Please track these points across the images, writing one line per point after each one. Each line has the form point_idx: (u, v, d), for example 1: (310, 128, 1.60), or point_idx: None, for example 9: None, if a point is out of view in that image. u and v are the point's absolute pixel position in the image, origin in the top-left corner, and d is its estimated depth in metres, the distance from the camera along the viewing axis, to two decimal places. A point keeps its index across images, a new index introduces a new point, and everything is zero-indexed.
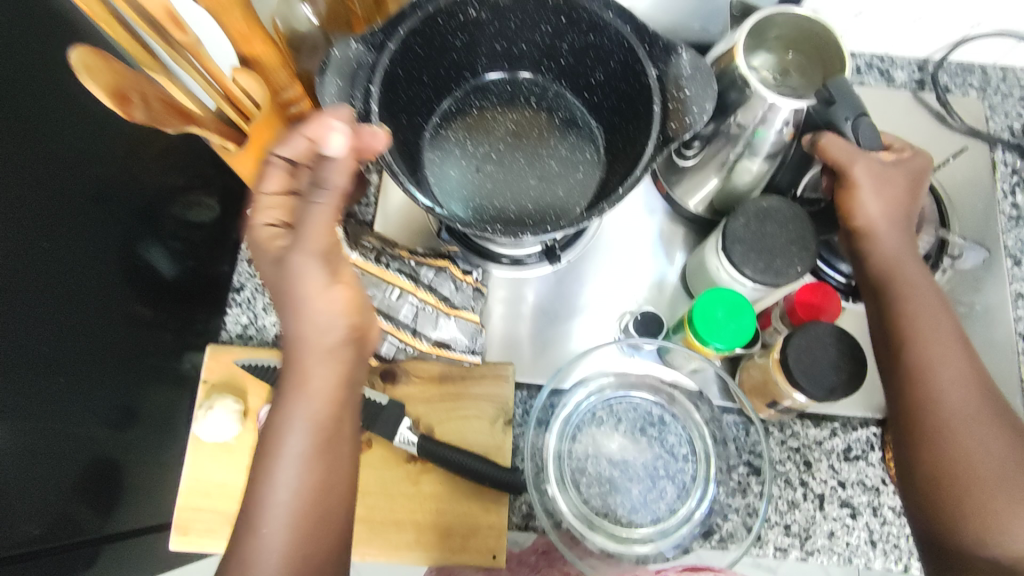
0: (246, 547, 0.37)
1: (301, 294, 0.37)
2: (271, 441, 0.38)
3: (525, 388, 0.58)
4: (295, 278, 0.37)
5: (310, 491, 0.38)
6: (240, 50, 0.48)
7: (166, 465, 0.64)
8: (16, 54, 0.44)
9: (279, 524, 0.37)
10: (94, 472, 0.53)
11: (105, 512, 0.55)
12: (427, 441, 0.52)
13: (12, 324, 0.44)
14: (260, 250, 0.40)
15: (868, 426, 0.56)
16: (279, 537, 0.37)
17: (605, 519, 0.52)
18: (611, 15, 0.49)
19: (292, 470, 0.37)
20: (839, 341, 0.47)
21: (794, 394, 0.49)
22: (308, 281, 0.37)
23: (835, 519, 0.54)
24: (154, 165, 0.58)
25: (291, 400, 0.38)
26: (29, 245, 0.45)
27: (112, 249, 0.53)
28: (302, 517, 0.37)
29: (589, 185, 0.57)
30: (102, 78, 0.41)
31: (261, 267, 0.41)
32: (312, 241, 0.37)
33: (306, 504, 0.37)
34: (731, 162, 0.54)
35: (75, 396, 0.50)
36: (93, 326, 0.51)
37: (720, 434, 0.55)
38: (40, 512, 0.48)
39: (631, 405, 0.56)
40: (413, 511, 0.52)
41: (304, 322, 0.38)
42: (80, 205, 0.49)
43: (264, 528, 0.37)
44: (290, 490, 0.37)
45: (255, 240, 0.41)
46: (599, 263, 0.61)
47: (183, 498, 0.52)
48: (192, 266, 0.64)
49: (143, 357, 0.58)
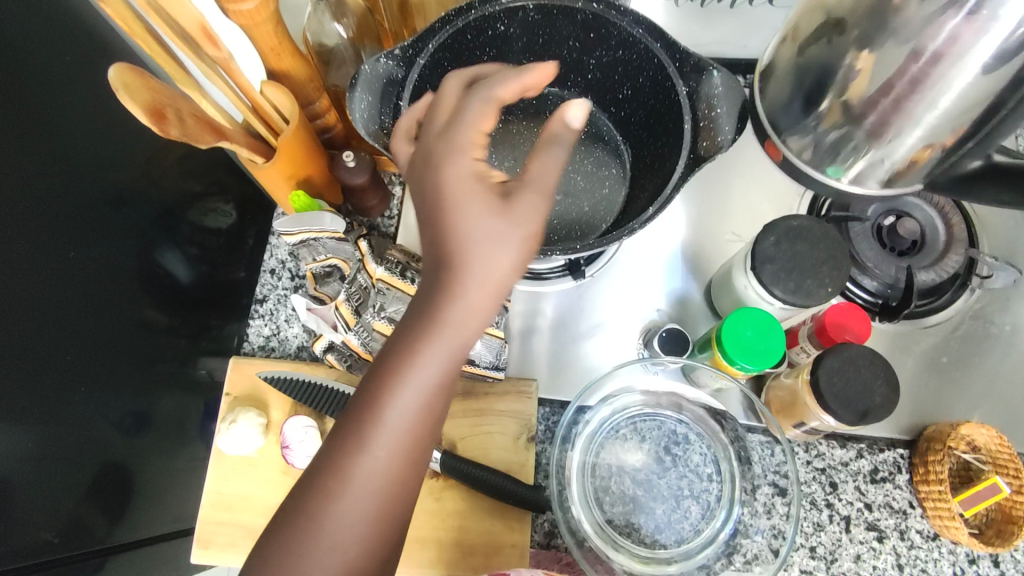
0: (345, 464, 0.33)
1: (515, 228, 0.34)
2: (407, 362, 0.33)
3: (547, 404, 0.58)
4: (526, 213, 0.34)
5: (424, 422, 0.34)
6: (270, 64, 0.49)
7: (184, 472, 0.63)
8: (38, 62, 0.45)
9: (393, 449, 0.33)
10: (113, 479, 0.52)
11: (115, 518, 0.53)
12: (450, 458, 0.52)
13: (37, 332, 0.44)
14: (470, 186, 0.34)
15: (895, 448, 0.55)
16: (386, 463, 0.33)
17: (628, 539, 0.51)
18: (640, 32, 0.49)
19: (421, 395, 0.33)
20: (871, 363, 0.46)
21: (823, 416, 0.48)
22: (533, 219, 0.34)
23: (861, 542, 0.53)
24: (173, 172, 0.59)
25: (445, 327, 0.34)
26: (53, 255, 0.46)
27: (131, 258, 0.54)
28: (410, 449, 0.34)
29: (614, 203, 0.57)
30: (141, 95, 0.41)
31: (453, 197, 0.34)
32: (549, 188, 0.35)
33: (420, 435, 0.34)
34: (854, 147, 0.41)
35: (95, 401, 0.50)
36: (113, 332, 0.52)
37: (744, 454, 0.54)
38: (55, 517, 0.47)
39: (656, 423, 0.55)
40: (436, 528, 0.52)
41: (499, 250, 0.34)
42: (98, 212, 0.50)
43: (379, 449, 0.33)
44: (410, 415, 0.34)
45: (461, 176, 0.34)
46: (623, 282, 0.61)
47: (204, 511, 0.52)
48: (207, 272, 0.64)
49: (160, 362, 0.58)
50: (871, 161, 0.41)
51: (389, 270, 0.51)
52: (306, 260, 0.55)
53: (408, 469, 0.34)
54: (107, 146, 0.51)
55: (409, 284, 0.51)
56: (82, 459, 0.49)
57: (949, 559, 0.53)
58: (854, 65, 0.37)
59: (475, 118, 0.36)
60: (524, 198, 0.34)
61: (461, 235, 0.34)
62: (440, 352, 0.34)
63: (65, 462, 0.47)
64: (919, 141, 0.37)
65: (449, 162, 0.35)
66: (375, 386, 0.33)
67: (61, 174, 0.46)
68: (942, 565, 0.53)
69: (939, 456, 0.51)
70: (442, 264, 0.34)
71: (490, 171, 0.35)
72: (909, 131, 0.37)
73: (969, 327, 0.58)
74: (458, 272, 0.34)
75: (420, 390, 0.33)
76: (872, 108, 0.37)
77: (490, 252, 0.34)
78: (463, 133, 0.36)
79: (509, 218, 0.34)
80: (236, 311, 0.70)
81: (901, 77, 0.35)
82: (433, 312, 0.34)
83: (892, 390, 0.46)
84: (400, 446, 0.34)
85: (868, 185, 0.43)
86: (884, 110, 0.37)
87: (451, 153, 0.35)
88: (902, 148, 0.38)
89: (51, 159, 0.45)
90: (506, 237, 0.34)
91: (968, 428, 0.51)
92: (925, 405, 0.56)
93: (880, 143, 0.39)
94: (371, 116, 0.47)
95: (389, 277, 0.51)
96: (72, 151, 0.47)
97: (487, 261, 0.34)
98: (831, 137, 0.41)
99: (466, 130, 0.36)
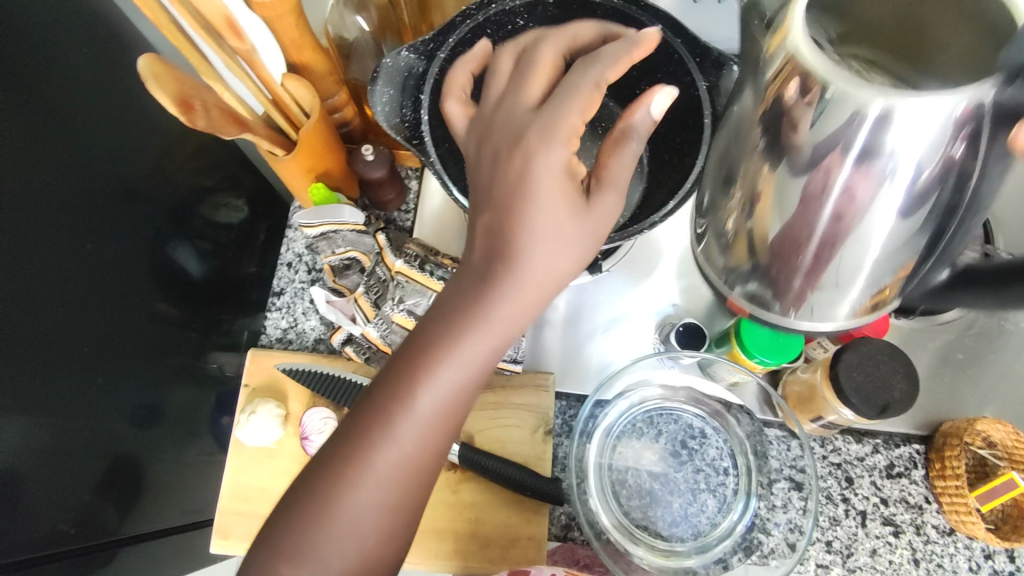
0: (370, 448, 0.35)
1: (579, 230, 0.36)
2: (447, 348, 0.35)
3: (564, 398, 0.58)
4: (598, 212, 0.37)
5: (457, 409, 0.36)
6: (291, 57, 0.50)
7: (194, 466, 0.63)
8: (60, 56, 0.45)
9: (420, 440, 0.36)
10: (121, 468, 0.51)
11: (123, 510, 0.52)
12: (467, 449, 0.53)
13: (52, 325, 0.44)
14: (558, 181, 0.36)
15: (910, 444, 0.56)
16: (415, 442, 0.35)
17: (645, 531, 0.52)
18: (661, 26, 0.50)
19: (460, 382, 0.36)
20: (886, 357, 0.46)
21: (841, 410, 0.48)
22: (597, 219, 0.37)
23: (877, 537, 0.53)
24: (187, 165, 0.59)
25: (489, 324, 0.36)
26: (71, 247, 0.46)
27: (145, 252, 0.54)
28: (437, 439, 0.36)
29: (632, 199, 0.54)
30: (169, 86, 0.41)
31: (544, 182, 0.35)
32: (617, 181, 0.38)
33: (447, 429, 0.36)
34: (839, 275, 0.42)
35: (108, 393, 0.50)
36: (125, 324, 0.52)
37: (761, 448, 0.54)
38: (64, 506, 0.46)
39: (672, 417, 0.56)
40: (453, 520, 0.53)
41: (561, 255, 0.36)
42: (114, 204, 0.50)
43: (409, 440, 0.35)
44: (440, 409, 0.36)
45: (553, 166, 0.36)
46: (639, 275, 0.61)
47: (223, 502, 0.53)
48: (217, 266, 0.65)
49: (171, 355, 0.58)
50: (828, 293, 0.44)
51: (407, 263, 0.51)
52: (325, 252, 0.55)
53: (434, 451, 0.36)
54: (119, 136, 0.51)
55: (427, 277, 0.51)
56: (95, 451, 0.48)
57: (965, 554, 0.53)
58: (756, 193, 0.41)
59: (578, 101, 0.36)
60: (602, 199, 0.37)
61: (532, 236, 0.35)
62: (480, 351, 0.36)
63: (79, 453, 0.47)
64: (869, 268, 0.41)
65: (544, 150, 0.36)
66: (415, 367, 0.35)
67: (75, 164, 0.46)
68: (958, 560, 0.53)
69: (956, 451, 0.51)
70: (494, 264, 0.36)
71: (576, 165, 0.37)
72: (849, 268, 0.41)
73: (985, 323, 0.58)
74: (511, 266, 0.36)
75: (453, 386, 0.36)
76: (786, 259, 0.43)
77: (549, 257, 0.36)
78: (564, 123, 0.36)
79: (584, 225, 0.36)
80: (244, 307, 0.70)
81: (809, 232, 0.40)
82: (479, 303, 0.36)
83: (911, 385, 0.46)
84: (428, 436, 0.36)
85: (837, 316, 0.46)
86: (805, 270, 0.42)
87: (546, 141, 0.36)
88: (841, 297, 0.44)
89: (64, 148, 0.45)
90: (567, 242, 0.36)
91: (985, 423, 0.51)
92: (940, 401, 0.56)
93: (811, 290, 0.44)
94: (393, 109, 0.48)
95: (408, 270, 0.51)
96: (83, 140, 0.47)
97: (547, 264, 0.36)
98: (753, 288, 0.47)
99: (570, 118, 0.36)
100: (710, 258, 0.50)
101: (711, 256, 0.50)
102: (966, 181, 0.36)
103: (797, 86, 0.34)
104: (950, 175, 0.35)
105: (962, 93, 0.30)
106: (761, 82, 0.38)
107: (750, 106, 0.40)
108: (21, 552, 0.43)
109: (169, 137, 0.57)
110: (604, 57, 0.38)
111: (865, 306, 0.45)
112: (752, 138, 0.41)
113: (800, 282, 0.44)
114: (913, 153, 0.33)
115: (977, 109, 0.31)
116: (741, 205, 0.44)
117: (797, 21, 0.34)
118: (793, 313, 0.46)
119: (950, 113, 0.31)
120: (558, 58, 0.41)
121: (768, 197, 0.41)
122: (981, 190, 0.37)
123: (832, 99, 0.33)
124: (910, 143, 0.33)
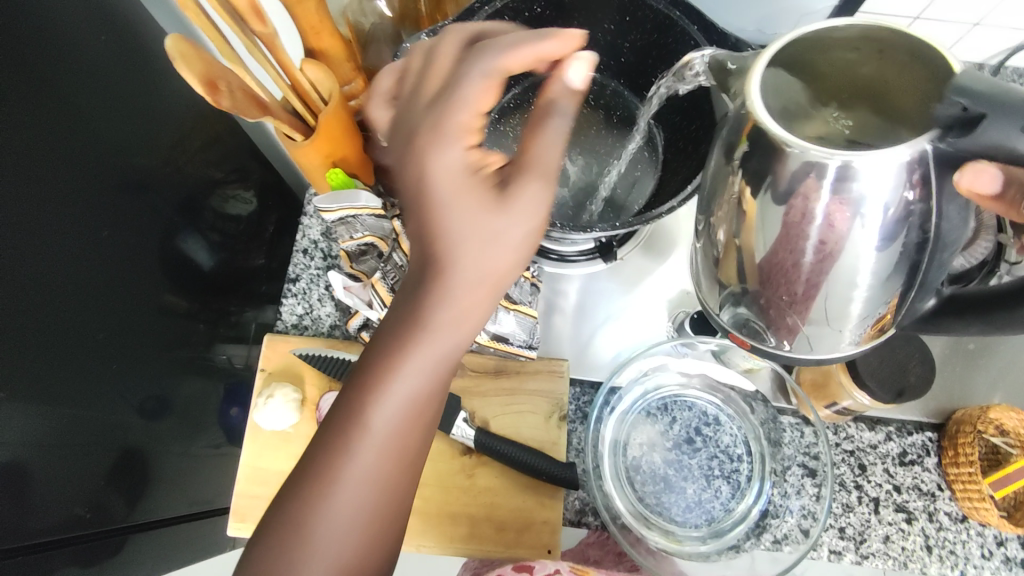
0: (333, 466, 0.34)
1: (508, 218, 0.33)
2: (390, 362, 0.34)
3: (578, 384, 0.59)
4: (525, 201, 0.33)
5: (413, 421, 0.35)
6: (309, 44, 0.50)
7: (204, 461, 0.61)
8: (76, 38, 0.42)
9: (381, 452, 0.34)
10: (125, 462, 0.48)
11: (130, 500, 0.49)
12: (484, 434, 0.53)
13: (70, 308, 0.42)
14: (462, 183, 0.33)
15: (923, 431, 0.56)
16: (375, 461, 0.34)
17: (659, 517, 0.52)
18: (678, 13, 0.51)
19: (412, 395, 0.34)
20: (902, 342, 0.47)
21: (856, 395, 0.48)
22: (533, 206, 0.33)
23: (890, 523, 0.53)
24: (198, 157, 0.57)
25: (433, 332, 0.34)
26: (89, 234, 0.43)
27: (155, 239, 0.51)
28: (398, 454, 0.35)
29: (646, 187, 0.57)
30: (196, 66, 0.42)
31: (444, 176, 0.33)
32: (543, 165, 0.33)
33: (407, 443, 0.35)
34: (830, 308, 0.37)
35: (118, 382, 0.47)
36: (135, 315, 0.49)
37: (774, 436, 0.55)
38: (69, 496, 0.43)
39: (686, 404, 0.56)
40: (467, 504, 0.53)
41: (499, 249, 0.33)
42: (126, 188, 0.47)
43: (366, 455, 0.34)
44: (394, 421, 0.34)
45: (451, 165, 0.33)
46: (653, 265, 0.61)
47: (240, 486, 0.53)
48: (225, 258, 0.63)
49: (180, 346, 0.55)
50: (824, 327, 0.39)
51: None
52: (342, 237, 0.55)
53: (404, 466, 0.35)
54: (131, 115, 0.48)
55: None
56: (101, 444, 0.45)
57: (977, 540, 0.53)
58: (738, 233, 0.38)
59: (474, 94, 0.33)
60: (526, 186, 0.33)
61: (455, 236, 0.33)
62: (426, 358, 0.34)
63: (89, 446, 0.44)
64: (856, 311, 0.37)
65: (435, 153, 0.33)
66: (365, 386, 0.34)
67: (84, 142, 0.43)
68: (970, 546, 0.53)
69: (970, 439, 0.51)
70: (425, 274, 0.34)
71: (482, 157, 0.34)
72: (839, 304, 0.37)
73: None
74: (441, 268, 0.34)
75: (407, 396, 0.34)
76: (776, 288, 0.38)
77: (482, 251, 0.33)
78: (453, 120, 0.33)
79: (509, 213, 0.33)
80: (251, 299, 0.70)
81: (792, 273, 0.37)
82: (420, 312, 0.34)
83: (928, 371, 0.47)
84: (386, 451, 0.34)
85: (841, 349, 0.40)
86: (797, 301, 0.38)
87: (439, 138, 0.33)
88: (838, 331, 0.39)
89: (75, 121, 0.42)
90: (500, 232, 0.33)
91: (999, 411, 0.51)
92: (954, 389, 0.57)
93: (804, 323, 0.39)
94: None
95: None
96: (90, 114, 0.43)
97: (479, 262, 0.33)
98: (743, 316, 0.42)
99: (458, 115, 0.33)
100: (698, 287, 0.45)
101: (706, 267, 0.43)
102: (935, 219, 0.33)
103: (759, 147, 0.33)
104: (914, 216, 0.32)
105: (904, 147, 0.30)
106: (729, 134, 0.36)
107: (720, 163, 0.38)
108: (36, 535, 0.41)
109: (180, 118, 0.54)
110: (500, 42, 0.34)
111: (870, 333, 0.39)
112: (726, 182, 0.38)
113: (793, 315, 0.39)
114: (876, 192, 0.31)
115: (923, 156, 0.30)
116: (723, 236, 0.39)
117: (754, 82, 0.33)
118: (788, 346, 0.41)
119: (896, 157, 0.30)
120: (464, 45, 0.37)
121: (753, 225, 0.36)
122: (954, 230, 0.34)
123: (796, 156, 0.32)
124: (873, 182, 0.31)
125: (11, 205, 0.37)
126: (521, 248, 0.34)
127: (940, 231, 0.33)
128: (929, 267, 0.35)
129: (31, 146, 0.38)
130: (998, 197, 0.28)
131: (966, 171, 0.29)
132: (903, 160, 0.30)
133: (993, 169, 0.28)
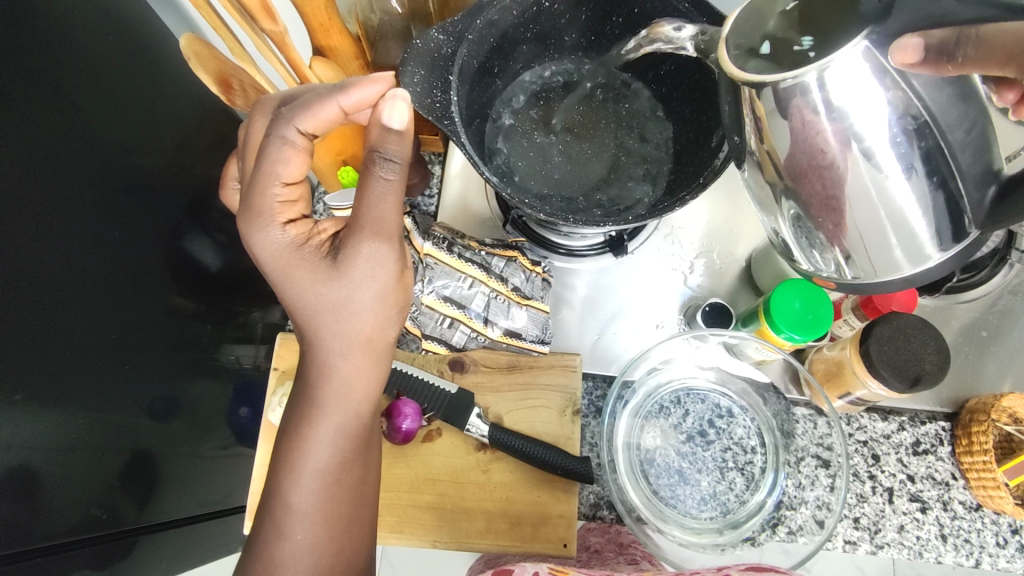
0: (270, 550, 0.38)
1: (355, 281, 0.38)
2: (299, 434, 0.39)
3: (591, 378, 0.60)
4: (371, 263, 0.38)
5: (340, 482, 0.40)
6: (318, 41, 0.53)
7: (217, 461, 0.61)
8: (83, 39, 0.42)
9: (309, 529, 0.39)
10: (137, 465, 0.47)
11: (145, 503, 0.49)
12: (497, 430, 0.53)
13: (84, 310, 0.42)
14: (295, 257, 0.38)
15: (936, 421, 0.56)
16: (308, 539, 0.39)
17: (673, 510, 0.52)
18: (685, 7, 0.51)
19: (327, 466, 0.39)
20: (921, 333, 0.47)
21: (871, 385, 0.49)
22: (384, 263, 0.38)
23: (904, 513, 0.54)
24: (204, 157, 0.57)
25: (329, 400, 0.39)
26: (100, 236, 0.43)
27: (162, 239, 0.51)
28: (329, 528, 0.39)
29: (662, 179, 0.57)
30: (209, 65, 0.46)
31: (280, 245, 0.38)
32: (383, 223, 0.37)
33: (333, 514, 0.39)
34: (866, 234, 0.34)
35: (128, 383, 0.46)
36: (140, 317, 0.48)
37: (787, 428, 0.55)
38: (84, 499, 0.42)
39: (699, 397, 0.56)
40: (482, 500, 0.53)
41: (359, 316, 0.39)
42: (130, 188, 0.47)
43: (298, 535, 0.38)
44: (314, 500, 0.39)
45: (282, 248, 0.38)
46: (659, 258, 0.61)
47: (255, 486, 0.56)
48: (232, 259, 0.62)
49: (189, 347, 0.54)
50: (870, 246, 0.34)
51: (435, 246, 0.55)
52: None
53: (341, 533, 0.40)
54: (135, 113, 0.47)
55: (455, 259, 0.55)
56: (112, 446, 0.44)
57: (992, 529, 0.53)
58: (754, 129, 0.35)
59: (281, 166, 0.37)
60: (358, 255, 0.37)
61: (316, 315, 0.39)
62: (327, 436, 0.39)
63: (96, 450, 0.43)
64: (913, 217, 0.32)
65: (261, 232, 0.38)
66: (286, 473, 0.39)
67: (80, 137, 0.42)
68: (985, 535, 0.53)
69: (984, 427, 0.51)
70: (307, 358, 0.40)
71: (303, 237, 0.38)
72: (876, 247, 0.34)
73: (1008, 302, 0.58)
74: (326, 341, 0.39)
75: (320, 471, 0.39)
76: (807, 184, 0.35)
77: (352, 320, 0.39)
78: (268, 198, 0.38)
79: (345, 282, 0.38)
80: (259, 299, 0.68)
81: (820, 182, 0.34)
82: (318, 394, 0.40)
83: (943, 359, 0.46)
84: (315, 526, 0.39)
85: (927, 257, 0.34)
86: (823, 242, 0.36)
87: (261, 224, 0.38)
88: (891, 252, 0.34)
89: (71, 116, 0.41)
90: (371, 305, 0.39)
91: (1011, 400, 0.49)
92: (965, 377, 0.57)
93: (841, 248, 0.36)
94: (424, 88, 0.49)
95: (436, 253, 0.55)
96: (86, 110, 0.42)
97: (345, 334, 0.39)
98: (803, 225, 0.37)
99: (271, 192, 0.38)
100: (754, 198, 0.41)
101: (756, 189, 0.40)
102: (914, 95, 0.29)
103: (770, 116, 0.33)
104: (916, 114, 0.29)
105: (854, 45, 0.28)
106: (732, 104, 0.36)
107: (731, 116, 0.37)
108: (50, 538, 0.40)
109: (184, 117, 0.54)
110: (303, 100, 0.39)
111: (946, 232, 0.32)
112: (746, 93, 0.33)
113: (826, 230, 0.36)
114: (862, 109, 0.30)
115: (868, 56, 0.28)
116: (752, 141, 0.36)
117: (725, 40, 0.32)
118: (851, 274, 0.37)
119: (853, 64, 0.29)
120: (267, 113, 0.41)
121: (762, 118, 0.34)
122: (952, 99, 0.29)
123: (794, 85, 0.30)
124: (858, 100, 0.30)
125: (20, 204, 0.37)
126: (377, 304, 0.39)
127: (934, 108, 0.29)
128: (951, 146, 0.29)
129: (37, 144, 0.38)
130: (920, 65, 0.28)
131: (892, 50, 0.28)
132: (860, 62, 0.29)
133: (914, 38, 0.28)
